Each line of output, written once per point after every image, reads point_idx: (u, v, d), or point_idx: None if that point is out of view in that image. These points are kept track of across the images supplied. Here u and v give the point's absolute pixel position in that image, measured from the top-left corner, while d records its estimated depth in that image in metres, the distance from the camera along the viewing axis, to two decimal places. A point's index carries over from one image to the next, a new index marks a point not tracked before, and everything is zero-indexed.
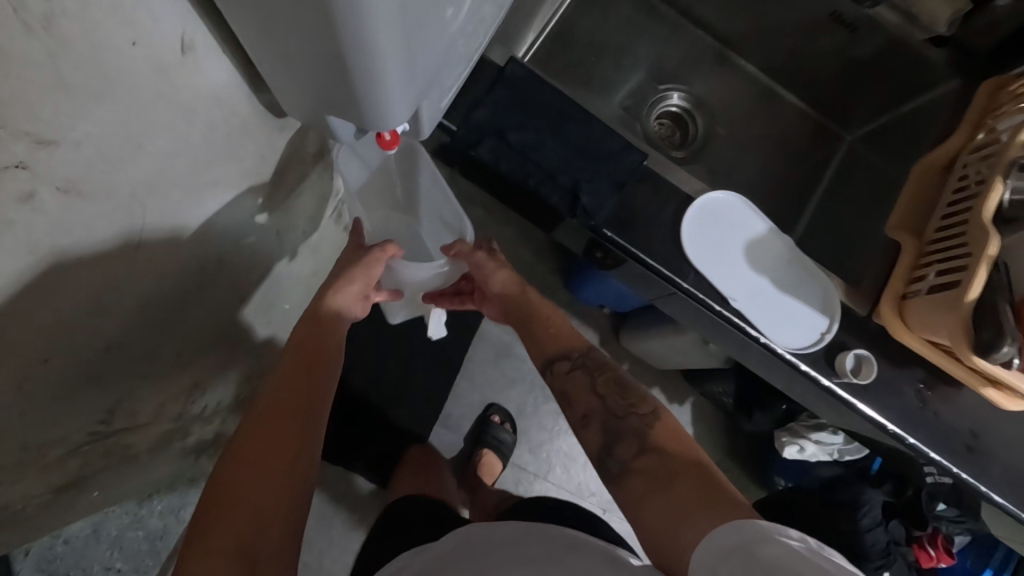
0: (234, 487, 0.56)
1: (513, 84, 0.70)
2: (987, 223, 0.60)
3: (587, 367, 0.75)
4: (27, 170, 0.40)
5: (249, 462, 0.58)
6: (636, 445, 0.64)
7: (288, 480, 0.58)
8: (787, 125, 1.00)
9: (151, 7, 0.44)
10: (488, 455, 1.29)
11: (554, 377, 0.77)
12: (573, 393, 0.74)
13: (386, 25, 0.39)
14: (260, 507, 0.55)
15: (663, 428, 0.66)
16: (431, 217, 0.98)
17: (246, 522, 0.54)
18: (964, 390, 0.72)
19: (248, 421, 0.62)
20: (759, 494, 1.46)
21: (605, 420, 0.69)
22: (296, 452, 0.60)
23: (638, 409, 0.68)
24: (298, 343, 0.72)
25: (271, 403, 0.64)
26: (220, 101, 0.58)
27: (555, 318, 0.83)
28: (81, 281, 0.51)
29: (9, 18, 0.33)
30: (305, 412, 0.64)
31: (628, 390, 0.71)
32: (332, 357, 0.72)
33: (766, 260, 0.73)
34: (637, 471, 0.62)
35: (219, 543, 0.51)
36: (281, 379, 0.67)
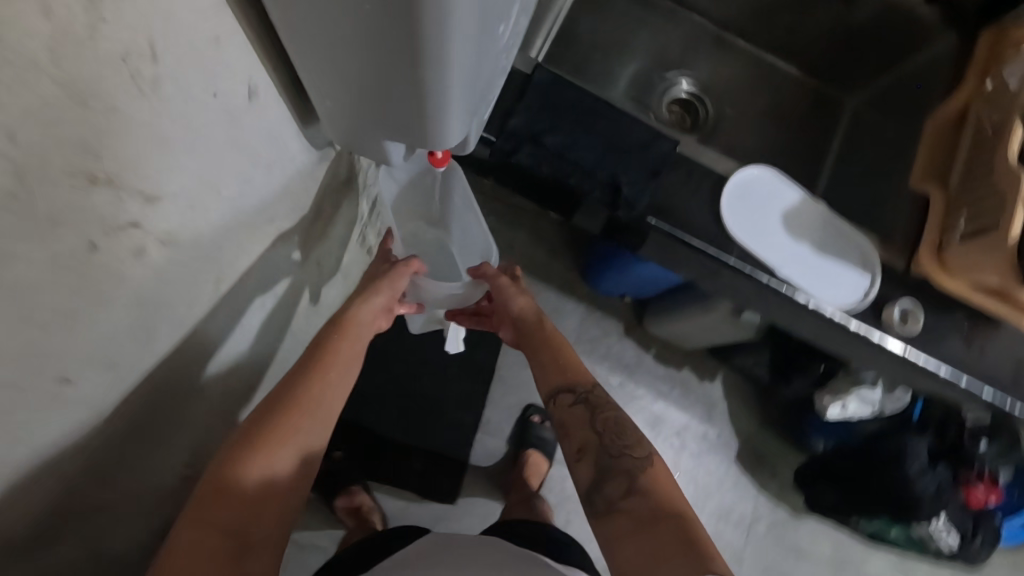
0: (241, 468, 0.59)
1: (543, 88, 0.71)
2: (1014, 165, 0.63)
3: (589, 403, 0.74)
4: (137, 228, 0.42)
5: (257, 448, 0.61)
6: (624, 485, 0.65)
7: (288, 469, 0.62)
8: (792, 97, 1.03)
9: (227, 59, 0.46)
10: (534, 455, 1.33)
11: (557, 409, 0.75)
12: (571, 427, 0.72)
13: (464, 55, 0.41)
14: (260, 491, 0.59)
15: (654, 475, 0.65)
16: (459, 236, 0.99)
17: (245, 502, 0.58)
18: (1006, 328, 0.75)
19: (263, 408, 0.66)
20: (799, 459, 1.49)
21: (598, 456, 0.68)
22: (302, 446, 0.64)
23: (633, 451, 0.68)
24: (317, 343, 0.73)
25: (286, 397, 0.67)
26: (277, 140, 0.60)
27: (568, 352, 0.81)
28: (170, 330, 0.53)
29: (126, 85, 0.35)
30: (316, 410, 0.67)
31: (627, 431, 0.70)
32: (346, 359, 0.73)
33: (802, 227, 0.77)
34: (620, 512, 0.63)
35: (220, 518, 0.56)
36: (296, 376, 0.69)
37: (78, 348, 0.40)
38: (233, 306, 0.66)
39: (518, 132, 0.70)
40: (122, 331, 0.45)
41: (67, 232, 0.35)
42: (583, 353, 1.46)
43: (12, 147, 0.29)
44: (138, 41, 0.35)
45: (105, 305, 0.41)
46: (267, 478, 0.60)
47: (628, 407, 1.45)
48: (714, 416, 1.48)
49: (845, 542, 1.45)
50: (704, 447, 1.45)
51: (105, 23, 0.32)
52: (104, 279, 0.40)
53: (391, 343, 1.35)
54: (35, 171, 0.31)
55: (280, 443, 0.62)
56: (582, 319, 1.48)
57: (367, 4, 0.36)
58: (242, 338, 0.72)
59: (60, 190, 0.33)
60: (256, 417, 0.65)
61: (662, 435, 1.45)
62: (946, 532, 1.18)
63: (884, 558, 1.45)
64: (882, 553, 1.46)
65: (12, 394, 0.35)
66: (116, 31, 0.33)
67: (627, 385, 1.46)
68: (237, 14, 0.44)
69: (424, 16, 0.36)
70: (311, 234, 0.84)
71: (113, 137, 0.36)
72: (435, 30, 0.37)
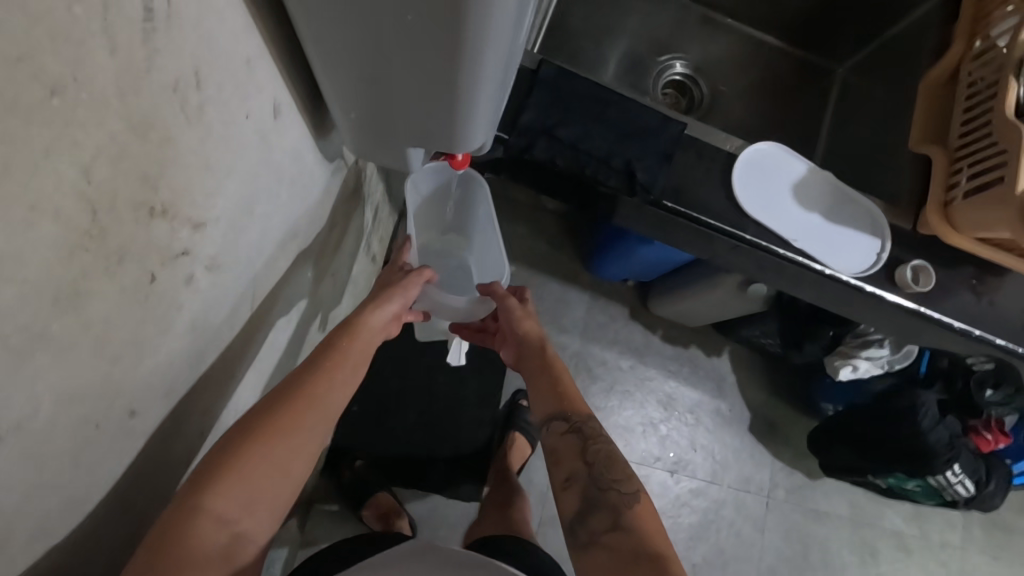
0: (241, 458, 0.54)
1: (550, 82, 0.72)
2: (1012, 118, 0.65)
3: (583, 435, 0.69)
4: (189, 255, 0.42)
5: (261, 439, 0.55)
6: (609, 520, 0.62)
7: (286, 466, 0.57)
8: (782, 71, 1.05)
9: (257, 79, 0.46)
10: (518, 438, 1.35)
11: (548, 435, 0.71)
12: (561, 455, 0.68)
13: (498, 59, 0.42)
14: (256, 487, 0.54)
15: (640, 513, 0.62)
16: (479, 248, 1.03)
17: (239, 496, 0.53)
18: (1011, 276, 0.78)
19: (269, 398, 0.60)
20: (810, 424, 1.52)
21: (586, 486, 0.65)
22: (306, 444, 0.59)
23: (621, 485, 0.64)
24: (326, 341, 0.68)
25: (293, 389, 0.61)
26: (300, 155, 0.60)
27: (567, 381, 0.75)
28: (214, 354, 0.53)
29: (177, 114, 0.35)
30: (323, 410, 0.61)
31: (616, 464, 0.66)
32: (353, 362, 0.67)
33: (810, 199, 0.79)
34: (600, 546, 0.61)
35: (213, 511, 0.50)
36: (303, 371, 0.63)
37: (142, 379, 0.40)
38: (265, 324, 0.66)
39: (530, 128, 0.71)
40: (178, 359, 0.45)
41: (133, 264, 0.35)
42: (593, 340, 1.47)
43: (88, 186, 0.29)
44: (185, 70, 0.35)
45: (164, 334, 0.41)
46: (264, 473, 0.55)
47: (641, 389, 1.46)
48: (725, 389, 1.50)
49: (860, 499, 1.50)
50: (717, 421, 1.48)
51: (159, 54, 0.32)
52: (164, 308, 0.40)
53: (403, 347, 1.35)
54: (107, 208, 0.31)
55: (283, 436, 0.57)
56: (588, 306, 1.49)
57: (408, 15, 0.37)
58: (272, 356, 0.72)
59: (126, 224, 0.33)
60: (262, 404, 0.59)
61: (676, 413, 1.47)
62: (960, 479, 1.19)
63: (899, 511, 1.50)
64: (897, 507, 1.50)
65: (91, 431, 0.36)
66: (167, 61, 0.33)
67: (638, 367, 1.48)
68: (264, 35, 0.45)
69: (465, 22, 0.36)
70: (326, 245, 0.84)
71: (167, 166, 0.36)
72: (474, 35, 0.38)
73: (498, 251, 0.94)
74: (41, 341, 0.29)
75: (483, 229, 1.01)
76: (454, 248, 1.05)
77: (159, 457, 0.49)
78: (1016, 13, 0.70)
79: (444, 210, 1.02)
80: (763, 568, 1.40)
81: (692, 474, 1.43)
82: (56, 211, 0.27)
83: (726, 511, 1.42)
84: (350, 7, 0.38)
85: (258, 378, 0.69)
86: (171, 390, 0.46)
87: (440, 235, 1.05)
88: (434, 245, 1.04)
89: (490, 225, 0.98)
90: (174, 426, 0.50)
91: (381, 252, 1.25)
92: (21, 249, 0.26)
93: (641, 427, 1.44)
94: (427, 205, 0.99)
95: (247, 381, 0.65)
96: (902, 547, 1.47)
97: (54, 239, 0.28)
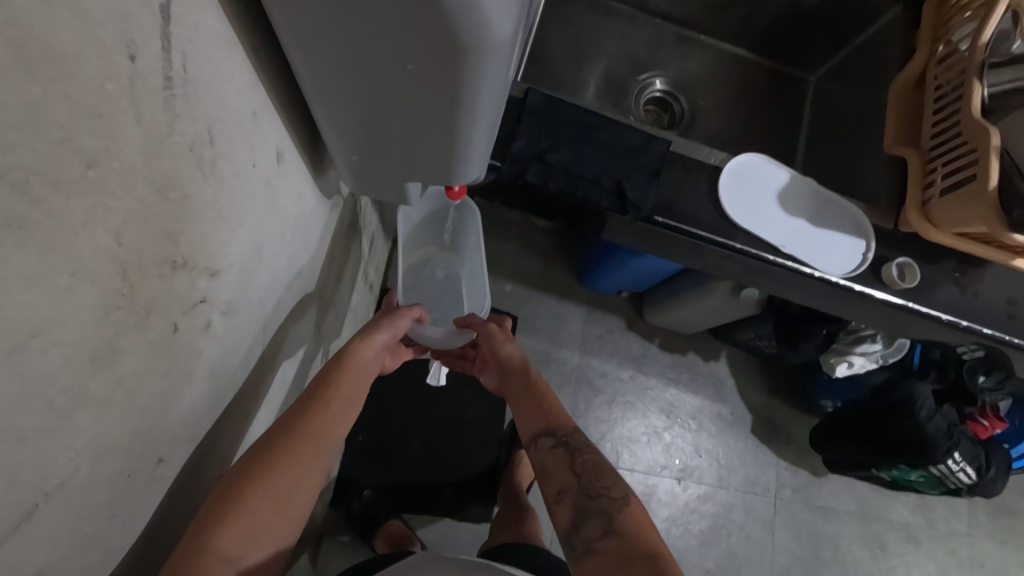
0: (244, 496, 0.53)
1: (538, 110, 0.75)
2: (980, 119, 0.68)
3: (570, 448, 0.71)
4: (206, 303, 0.43)
5: (263, 475, 0.55)
6: (601, 526, 0.63)
7: (287, 501, 0.57)
8: (757, 81, 1.09)
9: (262, 130, 0.48)
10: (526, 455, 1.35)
11: (537, 453, 0.73)
12: (551, 469, 0.70)
13: (492, 100, 0.44)
14: (260, 522, 0.54)
15: (632, 516, 0.63)
16: (467, 268, 1.05)
17: (246, 532, 0.53)
18: (990, 266, 0.81)
19: (266, 436, 0.60)
20: (811, 421, 1.54)
21: (577, 497, 0.66)
22: (307, 476, 0.59)
23: (611, 492, 0.66)
24: (319, 377, 0.68)
25: (290, 423, 0.61)
26: (301, 195, 0.62)
27: (551, 398, 0.77)
28: (232, 394, 0.55)
29: (194, 171, 0.37)
30: (321, 443, 0.62)
31: (603, 473, 0.68)
32: (349, 394, 0.67)
33: (794, 204, 0.82)
34: (598, 553, 0.61)
35: (222, 548, 0.50)
36: (299, 407, 0.63)
37: (168, 428, 0.41)
38: (274, 362, 0.67)
39: (522, 154, 0.73)
40: (198, 405, 0.46)
41: (159, 318, 0.37)
42: (592, 352, 1.49)
43: (119, 248, 0.31)
44: (199, 131, 0.37)
45: (187, 382, 0.43)
46: (267, 508, 0.55)
47: (642, 398, 1.48)
48: (724, 393, 1.52)
49: (865, 493, 1.51)
50: (720, 426, 1.49)
51: (178, 119, 0.34)
52: (186, 356, 0.41)
53: (404, 374, 1.36)
54: (137, 268, 0.33)
55: (283, 471, 0.57)
56: (584, 320, 1.50)
57: (409, 63, 0.39)
58: (281, 392, 0.73)
59: (153, 280, 0.35)
60: (260, 443, 0.59)
61: (678, 420, 1.48)
62: (961, 468, 1.20)
63: (904, 503, 1.52)
64: (903, 499, 1.52)
65: (125, 484, 0.37)
66: (185, 124, 0.35)
67: (638, 377, 1.49)
68: (269, 88, 0.47)
69: (463, 70, 0.38)
70: (328, 279, 0.85)
71: (186, 222, 0.38)
72: (473, 79, 0.39)
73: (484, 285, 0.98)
74: (81, 400, 0.30)
75: (470, 258, 1.04)
76: (443, 263, 1.07)
77: (181, 503, 0.50)
78: (974, 20, 0.75)
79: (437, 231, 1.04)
80: (777, 569, 1.41)
81: (699, 480, 1.44)
82: (92, 275, 0.29)
83: (736, 514, 1.43)
84: (355, 58, 0.40)
85: (268, 416, 0.70)
86: (192, 436, 0.47)
87: (430, 250, 1.06)
88: (424, 263, 1.06)
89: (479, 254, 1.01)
90: (193, 473, 0.50)
91: (377, 280, 1.26)
92: (64, 313, 0.27)
93: (646, 436, 1.45)
94: (420, 231, 1.03)
95: (259, 420, 0.66)
96: (911, 538, 1.49)
97: (91, 300, 0.29)
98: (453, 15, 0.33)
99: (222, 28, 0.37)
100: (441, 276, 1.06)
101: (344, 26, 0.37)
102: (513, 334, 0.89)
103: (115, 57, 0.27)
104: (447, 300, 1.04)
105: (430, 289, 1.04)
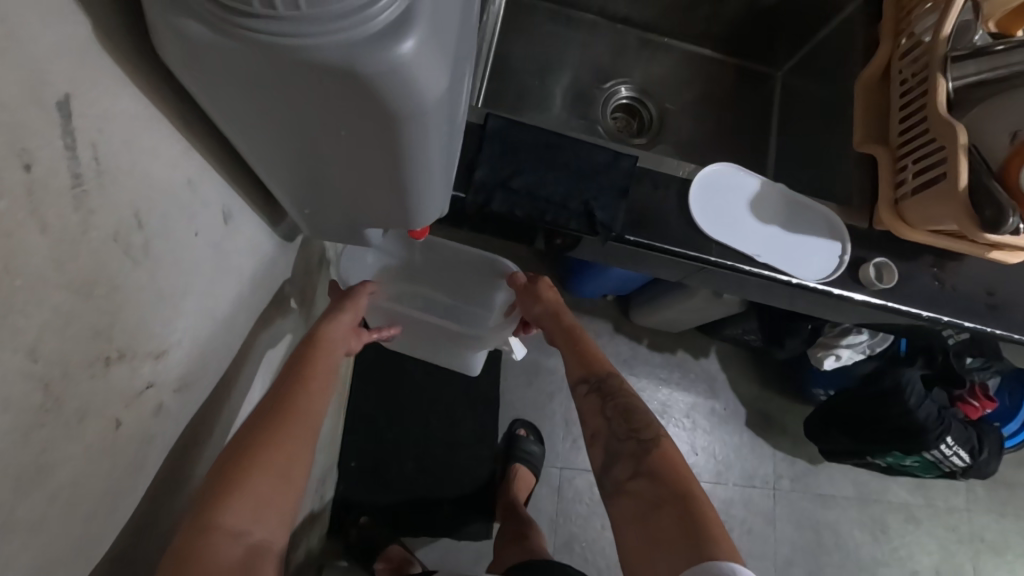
0: (238, 475, 0.50)
1: (499, 135, 0.73)
2: (947, 116, 0.68)
3: (604, 391, 0.73)
4: (153, 387, 0.41)
5: (255, 454, 0.52)
6: (631, 467, 0.65)
7: (287, 474, 0.53)
8: (724, 80, 1.07)
9: (202, 196, 0.45)
10: (521, 471, 1.31)
11: (576, 398, 0.76)
12: (586, 413, 0.73)
13: (440, 153, 0.41)
14: (261, 497, 0.50)
15: (663, 454, 0.65)
16: (444, 275, 0.95)
17: (248, 505, 0.49)
18: (966, 259, 0.81)
19: (247, 422, 0.56)
20: (804, 410, 1.54)
21: (607, 439, 0.69)
22: (300, 451, 0.55)
23: (641, 434, 0.67)
24: (293, 360, 0.64)
25: (274, 404, 0.57)
26: (255, 247, 0.60)
27: (588, 343, 0.78)
28: (200, 454, 0.53)
29: (121, 261, 0.35)
30: (310, 418, 0.58)
31: (634, 415, 0.69)
32: (326, 374, 0.64)
33: (767, 211, 0.81)
34: (627, 493, 0.64)
35: (224, 523, 0.46)
36: (280, 388, 0.60)
37: (118, 526, 0.39)
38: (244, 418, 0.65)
39: (485, 183, 0.71)
40: (153, 489, 0.44)
41: (97, 420, 0.35)
42: None
43: (35, 364, 0.29)
44: (124, 218, 0.35)
45: (138, 472, 0.41)
46: (268, 483, 0.51)
47: None
48: (717, 389, 1.51)
49: (863, 478, 1.51)
50: (714, 422, 1.48)
51: (94, 214, 0.32)
52: (135, 447, 0.40)
53: (393, 396, 1.34)
54: (61, 377, 0.31)
55: (276, 446, 0.53)
56: None
57: (341, 130, 0.37)
58: None
59: (83, 382, 0.33)
60: (242, 429, 0.55)
61: (672, 419, 1.47)
62: (954, 452, 1.21)
63: (902, 484, 1.52)
64: (900, 480, 1.52)
65: None
66: (103, 216, 0.33)
67: (629, 379, 1.48)
68: (206, 153, 0.45)
69: (402, 133, 0.36)
70: (299, 319, 0.83)
71: (119, 312, 0.36)
72: (411, 142, 0.37)
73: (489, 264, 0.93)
74: (7, 530, 0.28)
75: (439, 268, 0.94)
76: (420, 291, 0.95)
77: (163, 504, 0.46)
78: (935, 11, 0.74)
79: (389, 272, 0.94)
80: (780, 561, 1.41)
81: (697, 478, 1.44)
82: (6, 402, 0.27)
83: (736, 509, 1.43)
84: (287, 123, 0.37)
85: None
86: (145, 524, 0.44)
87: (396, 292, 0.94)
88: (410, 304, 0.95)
89: (448, 252, 0.92)
90: (171, 475, 0.47)
91: None
92: None
93: None
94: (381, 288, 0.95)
95: (235, 418, 0.62)
96: (910, 518, 1.49)
97: (6, 430, 0.27)
98: (377, 87, 0.31)
99: (139, 108, 0.35)
100: (434, 302, 0.96)
101: (271, 95, 0.34)
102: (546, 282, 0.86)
103: (6, 171, 0.25)
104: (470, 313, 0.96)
105: (440, 315, 0.95)
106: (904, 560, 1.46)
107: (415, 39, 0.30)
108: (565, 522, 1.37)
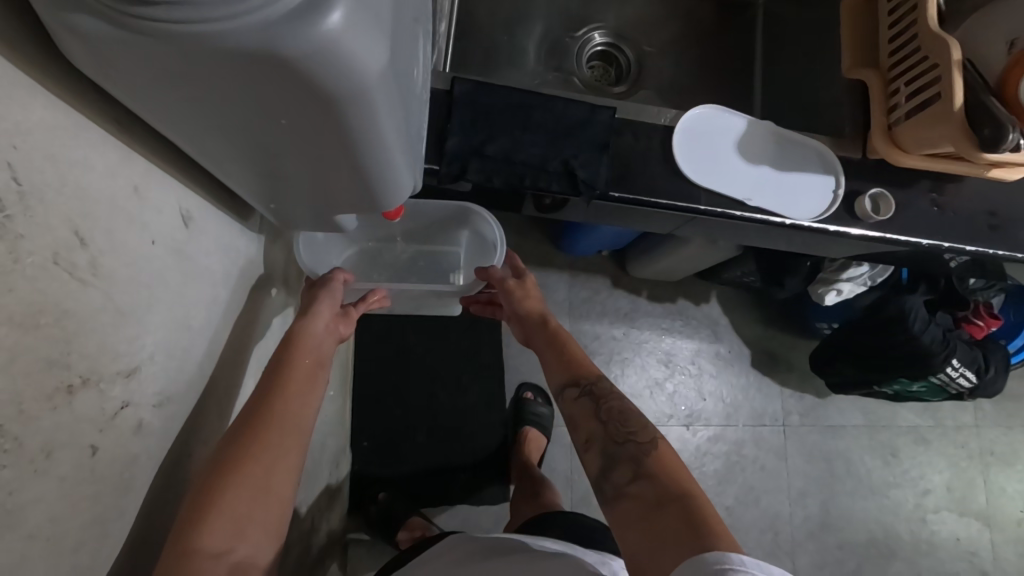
0: (216, 489, 0.49)
1: (467, 99, 0.69)
2: (937, 32, 0.64)
3: (595, 396, 0.69)
4: (129, 407, 0.40)
5: (235, 467, 0.50)
6: (630, 470, 0.61)
7: (269, 483, 0.52)
8: (703, 12, 1.01)
9: (154, 202, 0.43)
10: (532, 432, 1.31)
11: (563, 403, 0.72)
12: (577, 420, 0.68)
13: (395, 131, 0.38)
14: (241, 511, 0.49)
15: (660, 458, 0.61)
16: (406, 228, 0.94)
17: (227, 522, 0.48)
18: (965, 179, 0.78)
19: (228, 431, 0.54)
20: (809, 345, 1.53)
21: (603, 444, 0.64)
22: (281, 460, 0.53)
23: (637, 436, 0.63)
24: (276, 358, 0.62)
25: (253, 410, 0.55)
26: (223, 245, 0.57)
27: (573, 348, 0.76)
28: (190, 467, 0.52)
29: (67, 284, 0.33)
30: (291, 422, 0.56)
31: (628, 418, 0.66)
32: (310, 368, 0.62)
33: (754, 150, 0.77)
34: (627, 497, 0.59)
35: (205, 545, 0.46)
36: (262, 390, 0.58)
37: (107, 550, 0.39)
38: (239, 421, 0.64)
39: (458, 152, 0.68)
40: (141, 507, 0.43)
41: (67, 451, 0.33)
42: (582, 318, 1.45)
43: None
44: (62, 237, 0.33)
45: (124, 493, 0.40)
46: (247, 496, 0.50)
47: (640, 352, 1.45)
48: (720, 332, 1.50)
49: (871, 405, 1.52)
50: (719, 366, 1.48)
51: (24, 239, 0.30)
52: (116, 470, 0.39)
53: (395, 372, 1.33)
54: (15, 416, 0.29)
55: (257, 457, 0.52)
56: (569, 286, 1.45)
57: (282, 120, 0.34)
58: None
59: (43, 417, 0.31)
60: (225, 439, 0.53)
61: (677, 367, 1.46)
62: (960, 373, 1.20)
63: (911, 409, 1.52)
64: (909, 404, 1.52)
65: None
66: (36, 239, 0.31)
67: (631, 332, 1.46)
68: (149, 154, 0.42)
69: (345, 115, 0.33)
70: (286, 309, 0.81)
71: (74, 338, 0.34)
72: (360, 124, 0.34)
73: (449, 211, 0.91)
74: None
75: (400, 224, 0.92)
76: (388, 245, 0.97)
77: (153, 524, 0.46)
78: None
79: (354, 237, 0.94)
80: (794, 493, 1.43)
81: (706, 423, 1.44)
82: None
83: (747, 449, 1.44)
84: (224, 116, 0.35)
85: None
86: (139, 540, 0.43)
87: (373, 248, 0.96)
88: (387, 257, 0.98)
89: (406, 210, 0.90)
90: (160, 495, 0.47)
91: None
92: None
93: (648, 389, 1.44)
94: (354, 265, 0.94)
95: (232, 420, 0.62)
96: (920, 440, 1.51)
97: None
98: (307, 68, 0.28)
99: (55, 116, 0.32)
100: (405, 254, 0.98)
101: (194, 86, 0.31)
102: (532, 284, 0.85)
103: None
104: (443, 255, 0.98)
105: (414, 266, 0.98)
106: (916, 481, 1.48)
107: (340, 12, 0.27)
108: (579, 477, 1.38)
